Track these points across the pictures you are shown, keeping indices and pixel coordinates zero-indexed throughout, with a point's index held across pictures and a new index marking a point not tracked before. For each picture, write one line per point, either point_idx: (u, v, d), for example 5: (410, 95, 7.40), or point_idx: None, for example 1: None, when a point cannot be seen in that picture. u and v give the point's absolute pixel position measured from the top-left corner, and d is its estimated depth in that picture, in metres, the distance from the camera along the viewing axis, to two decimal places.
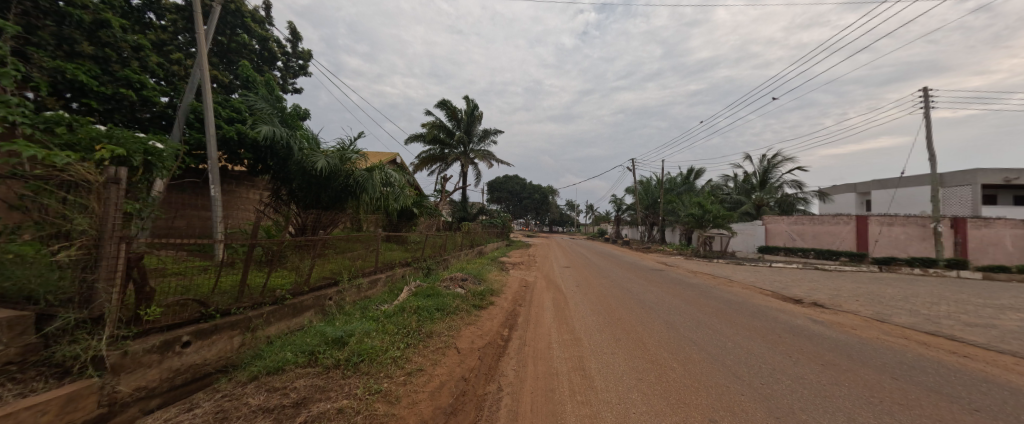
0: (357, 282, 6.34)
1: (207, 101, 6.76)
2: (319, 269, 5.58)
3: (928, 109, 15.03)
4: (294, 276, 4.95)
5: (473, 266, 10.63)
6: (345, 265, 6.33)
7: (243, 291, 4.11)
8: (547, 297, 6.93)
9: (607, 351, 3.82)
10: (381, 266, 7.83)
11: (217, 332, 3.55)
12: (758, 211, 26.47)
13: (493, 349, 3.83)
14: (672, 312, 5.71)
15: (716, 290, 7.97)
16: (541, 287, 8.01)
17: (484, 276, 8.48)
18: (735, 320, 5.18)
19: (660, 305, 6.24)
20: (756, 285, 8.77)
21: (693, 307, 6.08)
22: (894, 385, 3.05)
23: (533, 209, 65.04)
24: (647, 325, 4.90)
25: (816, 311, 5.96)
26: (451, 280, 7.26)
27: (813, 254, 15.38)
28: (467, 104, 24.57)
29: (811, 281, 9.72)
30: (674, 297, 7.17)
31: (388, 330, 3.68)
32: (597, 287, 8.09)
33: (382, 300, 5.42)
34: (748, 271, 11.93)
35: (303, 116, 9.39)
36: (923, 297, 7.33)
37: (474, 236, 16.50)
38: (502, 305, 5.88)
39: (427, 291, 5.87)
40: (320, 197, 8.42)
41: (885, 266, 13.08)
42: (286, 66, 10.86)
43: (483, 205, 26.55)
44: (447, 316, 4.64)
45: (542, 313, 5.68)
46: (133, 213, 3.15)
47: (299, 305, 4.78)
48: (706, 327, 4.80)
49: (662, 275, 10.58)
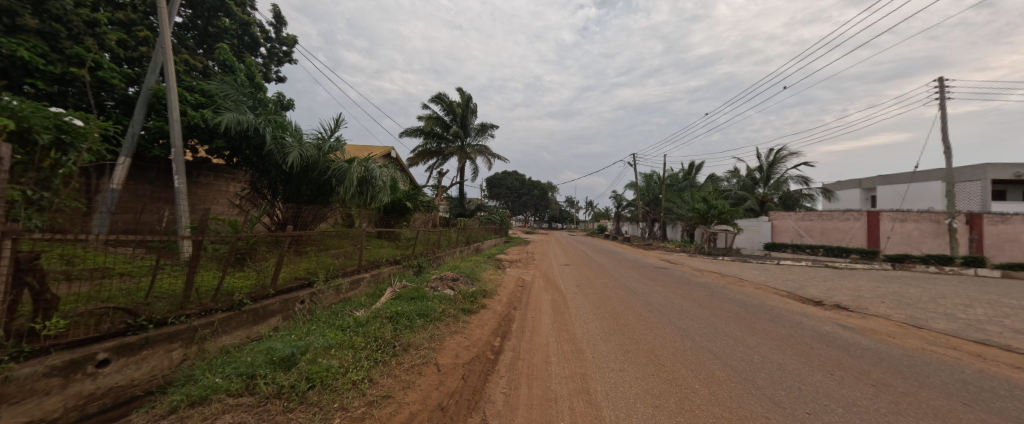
0: (338, 283, 5.76)
1: (171, 84, 6.14)
2: (291, 268, 5.01)
3: (944, 100, 14.41)
4: (258, 277, 4.37)
5: (468, 264, 10.05)
6: (324, 265, 5.75)
7: (189, 296, 3.53)
8: (545, 298, 6.36)
9: (615, 368, 3.24)
10: (367, 265, 7.26)
11: (148, 347, 2.97)
12: (762, 207, 25.92)
13: (480, 366, 3.24)
14: (683, 317, 5.14)
15: (727, 290, 7.41)
16: (538, 287, 7.45)
17: (478, 275, 7.92)
18: (757, 327, 4.60)
19: (669, 309, 5.67)
20: (769, 285, 8.21)
21: (707, 311, 5.51)
22: (972, 416, 2.47)
23: (532, 205, 64.47)
24: (658, 333, 4.32)
25: (843, 316, 5.39)
26: (441, 280, 6.68)
27: (822, 251, 14.83)
28: (464, 97, 23.92)
29: (825, 280, 9.16)
30: (683, 298, 6.60)
31: (354, 344, 3.08)
32: (599, 288, 7.52)
33: (361, 303, 4.85)
34: (756, 269, 11.38)
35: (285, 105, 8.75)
36: (952, 299, 6.76)
37: (470, 232, 15.93)
38: (494, 309, 5.30)
39: (412, 293, 5.28)
40: (301, 190, 7.98)
41: (899, 264, 12.52)
42: (270, 53, 10.19)
43: (481, 201, 25.98)
44: (430, 324, 4.06)
45: (539, 318, 5.11)
46: (26, 202, 2.55)
47: (262, 311, 4.19)
48: (725, 335, 4.23)
49: (666, 273, 10.01)
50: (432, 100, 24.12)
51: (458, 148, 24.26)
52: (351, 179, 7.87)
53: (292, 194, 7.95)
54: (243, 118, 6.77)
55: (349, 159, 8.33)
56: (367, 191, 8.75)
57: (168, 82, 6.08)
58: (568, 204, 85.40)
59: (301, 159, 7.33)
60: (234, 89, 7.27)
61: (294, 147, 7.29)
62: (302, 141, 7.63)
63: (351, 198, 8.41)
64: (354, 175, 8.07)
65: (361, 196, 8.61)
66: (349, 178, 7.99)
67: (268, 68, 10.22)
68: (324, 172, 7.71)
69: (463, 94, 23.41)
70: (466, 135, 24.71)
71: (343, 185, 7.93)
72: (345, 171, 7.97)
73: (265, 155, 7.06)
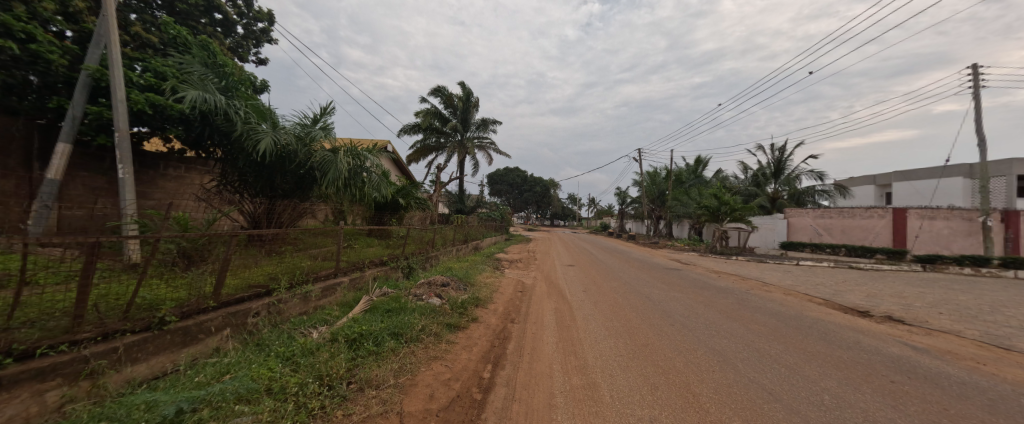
0: (307, 290, 4.93)
1: (117, 56, 5.29)
2: (242, 278, 4.14)
3: (978, 88, 13.36)
4: (192, 288, 3.51)
5: (463, 266, 9.24)
6: (292, 270, 4.94)
7: (90, 312, 2.73)
8: (547, 307, 5.54)
9: (643, 417, 2.38)
10: (347, 268, 6.43)
11: (13, 389, 2.16)
12: (773, 204, 24.94)
13: (461, 414, 2.38)
14: (713, 332, 4.32)
15: (754, 297, 6.54)
16: (540, 293, 6.60)
17: (474, 279, 7.09)
18: (809, 351, 3.71)
19: (695, 322, 4.78)
20: (800, 290, 7.32)
21: (738, 325, 4.68)
22: None
23: (534, 202, 63.60)
24: (689, 358, 3.46)
25: (905, 333, 4.51)
26: (429, 286, 5.82)
27: (843, 250, 13.90)
28: (463, 89, 23.06)
29: (859, 284, 8.26)
30: (707, 307, 5.73)
31: (288, 388, 2.23)
32: (608, 293, 6.68)
33: (327, 316, 4.04)
34: (777, 271, 10.48)
35: (258, 88, 7.78)
36: (1018, 309, 5.86)
37: (468, 230, 15.08)
38: (487, 322, 4.46)
39: (392, 303, 4.47)
40: (276, 182, 7.16)
41: (930, 265, 11.61)
42: (246, 31, 9.69)
43: (481, 197, 25.18)
44: (403, 348, 3.22)
45: (541, 334, 4.27)
46: None
47: (198, 330, 3.35)
48: (775, 362, 3.39)
49: (680, 275, 9.14)
50: (431, 93, 23.27)
51: (457, 143, 23.41)
52: (335, 170, 7.12)
53: (270, 185, 7.15)
54: (207, 99, 5.81)
55: (335, 148, 7.57)
56: (353, 184, 8.04)
57: (114, 52, 5.24)
58: (570, 201, 84.46)
59: (275, 145, 6.42)
60: (203, 66, 6.29)
61: (266, 131, 6.39)
62: (282, 129, 6.75)
63: (336, 192, 7.70)
64: (340, 165, 7.34)
65: (349, 190, 7.89)
66: (336, 168, 7.21)
67: (245, 45, 9.78)
68: (305, 163, 6.88)
69: (462, 86, 22.57)
70: (466, 130, 23.86)
71: (327, 177, 7.17)
72: (332, 161, 7.23)
73: (230, 141, 6.10)
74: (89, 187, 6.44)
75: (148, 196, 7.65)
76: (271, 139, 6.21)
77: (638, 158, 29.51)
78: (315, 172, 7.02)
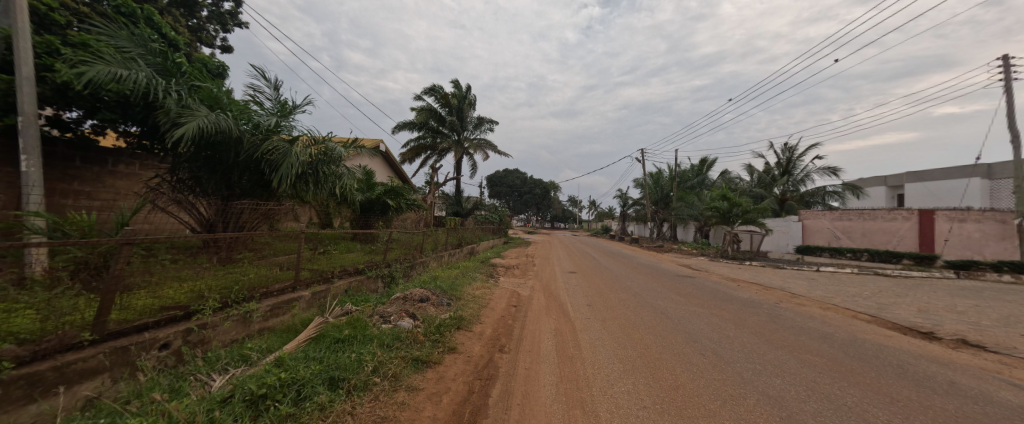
0: (248, 309, 3.95)
1: (22, 25, 4.30)
2: (133, 303, 3.12)
3: (1011, 79, 12.42)
4: (56, 318, 2.53)
5: (453, 273, 8.33)
6: (228, 285, 4.02)
7: None
8: (546, 327, 4.64)
9: None
10: (309, 281, 5.41)
11: None
12: (782, 206, 24.02)
13: None
14: (756, 366, 3.39)
15: (787, 312, 5.61)
16: (537, 309, 5.63)
17: (462, 291, 6.12)
18: (897, 399, 2.74)
19: (728, 349, 3.85)
20: (838, 304, 6.37)
21: (783, 353, 3.76)
22: None
23: (534, 204, 62.75)
24: (738, 410, 2.54)
25: (998, 365, 3.57)
26: (403, 301, 4.86)
27: (867, 255, 12.91)
28: (460, 87, 22.21)
29: (899, 295, 7.31)
30: (737, 326, 4.77)
31: None
32: (617, 309, 5.76)
33: (255, 349, 3.06)
34: (801, 279, 9.53)
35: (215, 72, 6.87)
36: None
37: (463, 234, 14.16)
38: (469, 352, 3.53)
39: (352, 328, 3.50)
40: (233, 180, 6.28)
41: (964, 272, 10.65)
42: (212, 13, 8.80)
43: (479, 199, 24.33)
44: (338, 403, 2.27)
45: (537, 367, 3.35)
46: None
47: (62, 375, 2.40)
48: (858, 417, 2.46)
49: (694, 284, 8.17)
50: (427, 90, 22.40)
51: (455, 142, 22.49)
52: (287, 162, 6.14)
53: (231, 183, 6.31)
54: (133, 75, 4.80)
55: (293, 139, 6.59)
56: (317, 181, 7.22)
57: (19, 17, 4.27)
58: (570, 203, 83.64)
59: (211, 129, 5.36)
60: (136, 40, 5.30)
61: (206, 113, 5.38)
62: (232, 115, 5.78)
63: (295, 189, 6.84)
64: (298, 156, 6.43)
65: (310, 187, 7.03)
66: (290, 161, 6.22)
67: (208, 27, 8.88)
68: (258, 153, 5.90)
69: (460, 84, 21.72)
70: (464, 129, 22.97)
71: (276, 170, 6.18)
72: (287, 154, 6.27)
73: (156, 126, 5.06)
74: (13, 184, 5.52)
75: (93, 196, 6.75)
76: (204, 122, 5.17)
77: (642, 159, 28.64)
78: (263, 164, 6.02)
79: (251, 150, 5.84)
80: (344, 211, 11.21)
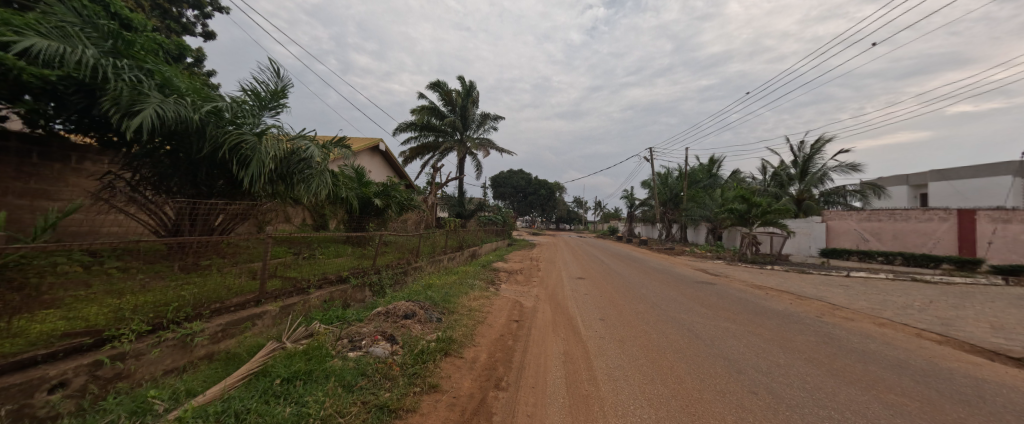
0: (189, 331, 3.22)
1: None
2: (27, 327, 2.47)
3: None
4: None
5: (449, 280, 7.57)
6: (170, 300, 3.34)
7: None
8: (552, 350, 3.86)
9: None
10: (278, 293, 4.66)
11: None
12: (799, 206, 22.90)
13: None
14: (831, 413, 2.56)
15: (838, 331, 4.75)
16: (543, 324, 4.85)
17: (456, 303, 5.34)
18: None
19: (785, 385, 3.03)
20: (892, 319, 5.49)
21: (860, 392, 2.92)
22: None
23: (539, 206, 62.00)
24: None
25: None
26: (384, 318, 4.11)
27: (901, 259, 11.94)
28: (462, 84, 21.53)
29: (956, 307, 6.39)
30: (784, 350, 3.92)
31: None
32: (635, 324, 4.94)
33: (168, 396, 2.27)
34: (835, 287, 8.60)
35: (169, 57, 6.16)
36: None
37: (463, 236, 13.42)
38: (454, 391, 2.75)
39: (308, 361, 2.72)
40: (200, 178, 5.61)
41: (1016, 278, 9.58)
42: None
43: (483, 199, 23.63)
44: None
45: (542, 412, 2.57)
46: None
47: None
48: None
49: (718, 294, 7.28)
50: (428, 88, 21.80)
51: (457, 142, 21.84)
52: (257, 156, 5.33)
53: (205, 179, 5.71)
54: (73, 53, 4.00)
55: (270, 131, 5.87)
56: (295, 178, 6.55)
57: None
58: (575, 204, 82.72)
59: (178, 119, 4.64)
60: (77, 15, 4.49)
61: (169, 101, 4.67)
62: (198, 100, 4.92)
63: (268, 188, 6.16)
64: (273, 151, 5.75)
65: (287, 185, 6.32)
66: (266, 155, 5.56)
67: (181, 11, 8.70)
68: (221, 146, 5.05)
69: (462, 81, 21.04)
70: (467, 128, 22.31)
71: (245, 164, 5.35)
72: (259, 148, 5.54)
73: (104, 114, 4.21)
74: None
75: (52, 196, 6.10)
76: (162, 108, 4.33)
77: (650, 158, 27.77)
78: (230, 158, 5.16)
79: (215, 142, 4.97)
80: (340, 213, 11.02)
